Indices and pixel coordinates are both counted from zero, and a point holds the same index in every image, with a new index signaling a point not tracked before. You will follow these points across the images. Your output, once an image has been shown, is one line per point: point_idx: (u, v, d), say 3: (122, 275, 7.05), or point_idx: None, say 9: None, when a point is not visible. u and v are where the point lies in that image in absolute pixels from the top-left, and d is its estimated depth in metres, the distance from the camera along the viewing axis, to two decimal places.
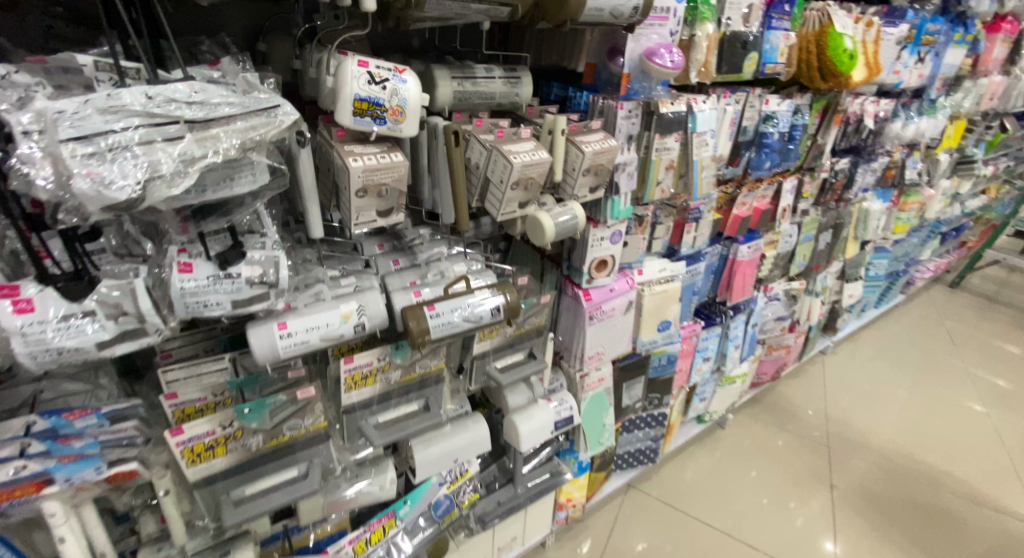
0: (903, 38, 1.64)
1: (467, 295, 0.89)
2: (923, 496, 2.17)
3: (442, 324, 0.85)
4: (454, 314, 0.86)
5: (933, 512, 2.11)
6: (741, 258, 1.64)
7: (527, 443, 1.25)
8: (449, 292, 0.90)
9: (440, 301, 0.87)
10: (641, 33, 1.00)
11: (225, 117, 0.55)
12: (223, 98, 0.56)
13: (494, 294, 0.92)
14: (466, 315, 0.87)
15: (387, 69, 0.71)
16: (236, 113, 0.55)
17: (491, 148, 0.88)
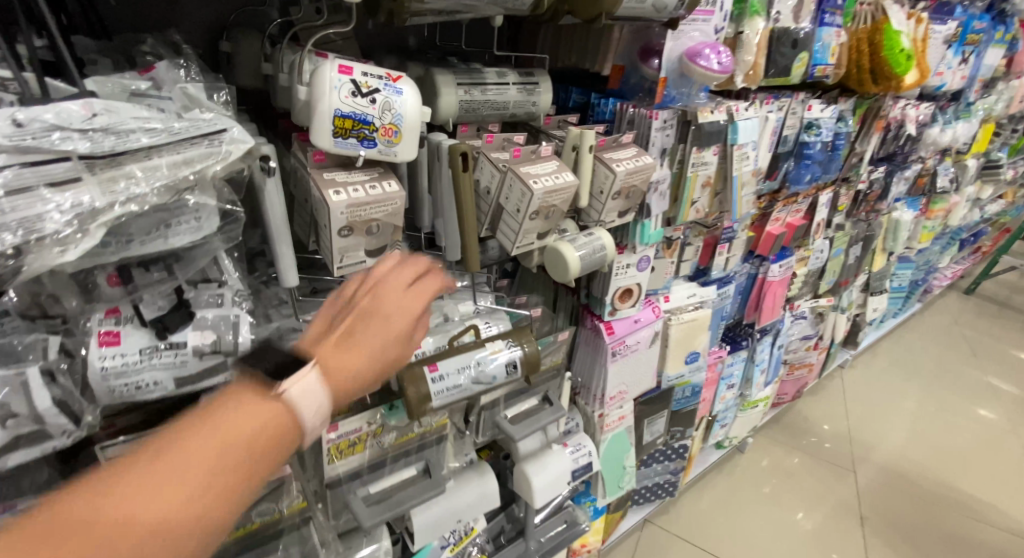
0: (949, 37, 1.49)
1: (476, 351, 0.75)
2: (947, 523, 1.98)
3: (445, 388, 0.72)
4: (460, 378, 0.73)
5: (958, 541, 1.93)
6: (773, 278, 1.50)
7: (541, 498, 1.06)
8: (455, 343, 0.76)
9: (444, 357, 0.73)
10: (681, 30, 0.86)
11: (143, 149, 0.38)
12: (142, 119, 0.40)
13: (508, 347, 0.77)
14: (475, 376, 0.74)
15: (377, 76, 0.56)
16: (160, 142, 0.39)
17: (506, 169, 0.72)
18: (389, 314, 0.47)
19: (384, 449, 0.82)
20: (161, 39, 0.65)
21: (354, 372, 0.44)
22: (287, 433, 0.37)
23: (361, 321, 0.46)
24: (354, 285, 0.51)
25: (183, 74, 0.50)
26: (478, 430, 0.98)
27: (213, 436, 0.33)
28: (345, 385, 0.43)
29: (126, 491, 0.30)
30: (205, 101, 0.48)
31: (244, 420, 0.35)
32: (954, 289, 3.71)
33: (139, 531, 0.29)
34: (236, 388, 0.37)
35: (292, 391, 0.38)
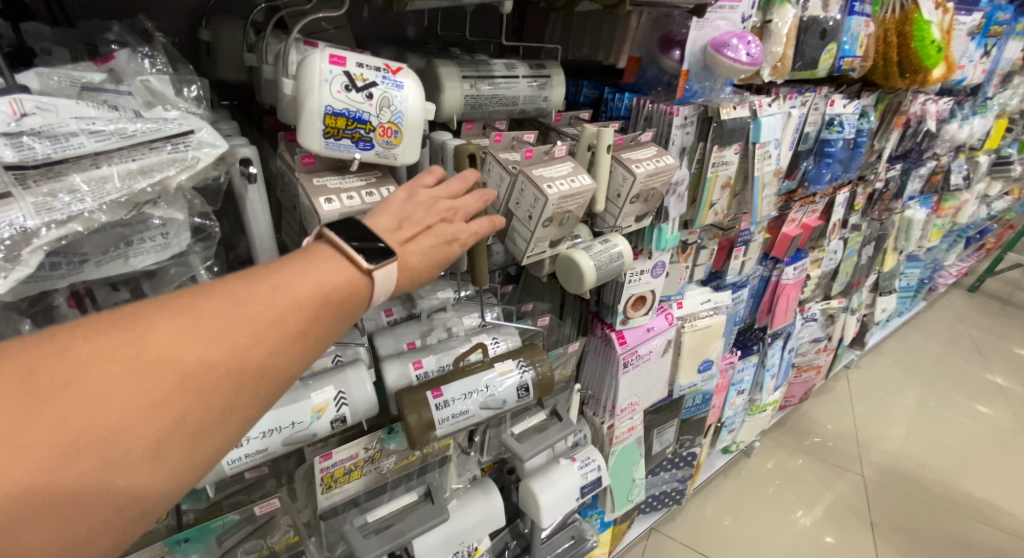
0: (972, 30, 1.43)
1: (484, 374, 0.70)
2: (954, 526, 1.87)
3: (451, 415, 0.67)
4: (468, 404, 0.68)
5: (965, 545, 1.81)
6: (787, 281, 1.44)
7: (548, 518, 0.99)
8: (461, 364, 0.71)
9: (450, 381, 0.68)
10: (706, 18, 0.79)
11: (88, 156, 0.32)
12: (85, 119, 0.33)
13: (518, 368, 0.73)
14: (483, 400, 0.70)
15: (374, 68, 0.48)
16: (108, 148, 0.33)
17: (517, 172, 0.65)
18: (449, 235, 0.51)
19: (383, 474, 0.76)
20: (131, 26, 0.57)
21: (410, 280, 0.47)
22: (358, 307, 0.42)
23: (425, 234, 0.49)
24: (417, 187, 0.51)
25: (147, 65, 0.44)
26: (483, 449, 0.93)
27: (310, 290, 0.38)
28: (407, 281, 0.47)
29: (244, 316, 0.34)
30: (172, 97, 0.42)
31: (343, 281, 0.40)
32: (959, 287, 3.66)
33: (250, 355, 0.34)
34: (325, 250, 0.41)
35: (377, 274, 0.42)
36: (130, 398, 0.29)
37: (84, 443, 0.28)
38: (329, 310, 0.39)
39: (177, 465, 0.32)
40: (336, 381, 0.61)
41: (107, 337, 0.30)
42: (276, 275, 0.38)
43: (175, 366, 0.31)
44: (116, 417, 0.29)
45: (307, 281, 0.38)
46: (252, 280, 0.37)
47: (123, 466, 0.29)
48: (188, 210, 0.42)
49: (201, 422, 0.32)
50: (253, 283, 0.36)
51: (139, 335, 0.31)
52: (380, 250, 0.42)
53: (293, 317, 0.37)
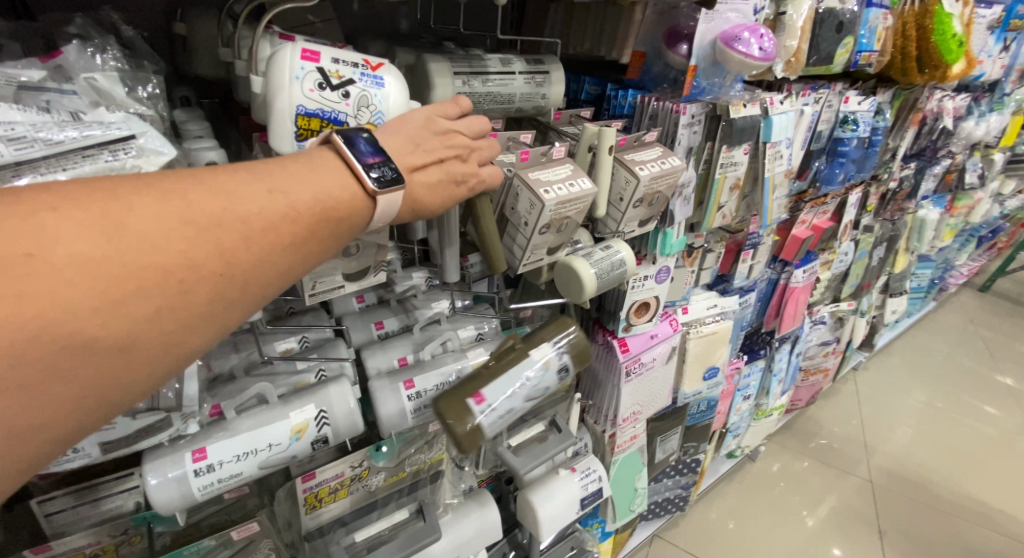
0: (992, 23, 1.38)
1: (521, 361, 0.67)
2: (959, 530, 1.82)
3: (495, 414, 0.65)
4: (511, 397, 0.65)
5: (969, 549, 1.76)
6: (796, 284, 1.39)
7: (547, 531, 0.95)
8: (497, 357, 0.67)
9: (486, 376, 0.65)
10: (716, 10, 0.74)
11: (8, 167, 0.30)
12: (4, 124, 0.31)
13: (555, 347, 0.69)
14: (528, 388, 0.66)
15: (352, 64, 0.44)
16: (31, 157, 0.31)
17: (514, 175, 0.61)
18: (463, 179, 0.49)
19: (371, 492, 0.72)
20: (98, 20, 0.54)
21: (420, 207, 0.45)
22: (356, 227, 0.41)
23: (445, 172, 0.47)
24: (438, 114, 0.47)
25: (98, 60, 0.41)
26: (478, 462, 0.90)
27: (307, 200, 0.37)
28: (415, 213, 0.45)
29: (238, 214, 0.34)
30: (120, 96, 0.39)
31: (337, 198, 0.39)
32: (969, 287, 3.58)
33: (239, 255, 0.34)
34: (334, 160, 0.40)
35: (381, 198, 0.40)
36: (103, 289, 0.28)
37: (45, 331, 0.27)
38: (325, 227, 0.38)
39: (151, 355, 0.31)
40: (318, 399, 0.57)
41: (87, 212, 0.29)
42: (277, 177, 0.36)
43: (161, 256, 0.30)
44: (80, 305, 0.27)
45: (306, 190, 0.37)
46: (253, 177, 0.36)
47: (93, 349, 0.29)
48: None
49: (181, 318, 0.32)
50: (253, 181, 0.35)
51: (115, 225, 0.29)
52: (389, 174, 0.41)
53: (286, 225, 0.36)
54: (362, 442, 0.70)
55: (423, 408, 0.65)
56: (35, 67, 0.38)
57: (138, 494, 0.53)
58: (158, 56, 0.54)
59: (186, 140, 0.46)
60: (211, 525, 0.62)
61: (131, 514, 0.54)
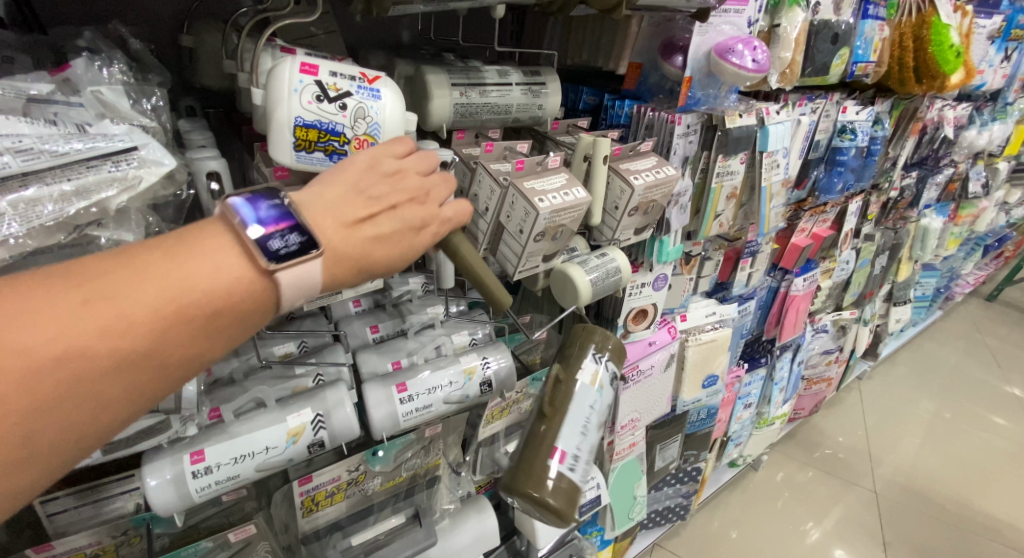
0: (992, 34, 1.39)
1: (574, 394, 0.77)
2: (963, 542, 1.81)
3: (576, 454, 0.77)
4: (582, 434, 0.72)
5: None
6: (796, 293, 1.39)
7: (544, 538, 0.94)
8: (551, 404, 0.77)
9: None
10: (710, 22, 0.76)
11: (14, 176, 0.32)
12: (11, 137, 0.32)
13: (593, 363, 0.79)
14: (589, 421, 0.74)
15: (349, 77, 0.46)
16: (37, 167, 0.32)
17: (507, 184, 0.62)
18: (421, 225, 0.45)
19: (368, 496, 0.73)
20: (106, 33, 0.55)
21: (366, 263, 0.41)
22: (254, 309, 0.36)
23: (399, 221, 0.42)
24: (385, 155, 0.44)
25: (105, 73, 0.42)
26: (475, 468, 0.91)
27: (162, 298, 0.32)
28: (354, 271, 0.41)
29: (48, 334, 0.29)
30: (124, 108, 0.41)
31: (208, 285, 0.33)
32: (976, 296, 3.56)
33: (83, 371, 0.30)
34: (221, 239, 0.35)
35: (280, 274, 0.35)
36: None
37: None
38: (211, 315, 0.34)
39: None
40: (314, 403, 0.58)
41: None
42: (129, 275, 0.31)
43: None
44: None
45: (163, 287, 0.32)
46: (98, 279, 0.31)
47: None
48: (142, 230, 0.39)
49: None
50: (95, 287, 0.30)
51: None
52: (292, 243, 0.36)
53: (142, 329, 0.31)
54: (359, 445, 0.71)
55: (415, 411, 0.65)
56: (44, 80, 0.40)
57: (139, 494, 0.54)
58: (164, 67, 0.57)
59: (189, 150, 0.48)
60: (209, 527, 0.63)
61: (130, 516, 0.55)
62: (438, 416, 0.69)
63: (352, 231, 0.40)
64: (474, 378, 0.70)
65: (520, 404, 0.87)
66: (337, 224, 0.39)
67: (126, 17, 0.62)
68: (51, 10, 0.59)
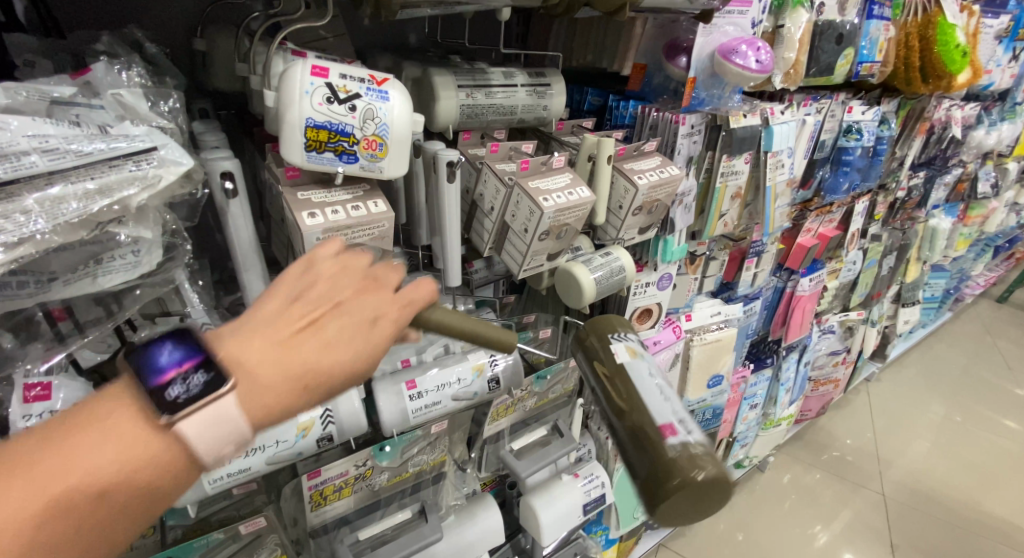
0: (1000, 33, 1.38)
1: (627, 375, 0.62)
2: (974, 546, 1.79)
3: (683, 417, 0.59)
4: (672, 406, 0.60)
5: None
6: (802, 293, 1.39)
7: (549, 536, 0.95)
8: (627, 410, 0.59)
9: (639, 422, 0.57)
10: (714, 23, 0.76)
11: (41, 175, 0.33)
12: (38, 137, 0.33)
13: (620, 340, 0.65)
14: (663, 392, 0.61)
15: (358, 79, 0.47)
16: (63, 167, 0.33)
17: (513, 184, 0.63)
18: (378, 317, 0.37)
19: (375, 491, 0.74)
20: (123, 38, 0.57)
21: (321, 378, 0.33)
22: (165, 473, 0.29)
23: (345, 315, 0.35)
24: (321, 253, 0.39)
25: (124, 77, 0.44)
26: (481, 465, 0.92)
27: (21, 496, 0.25)
28: (302, 395, 0.33)
29: None
30: (143, 111, 0.42)
31: (84, 464, 0.26)
32: (986, 297, 3.53)
33: None
34: (116, 397, 0.29)
35: (183, 424, 0.28)
36: None
37: None
38: (98, 497, 0.27)
39: None
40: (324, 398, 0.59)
41: None
42: None
43: None
44: None
45: (20, 483, 0.25)
46: None
47: None
48: (158, 227, 0.40)
49: None
50: None
51: None
52: (195, 384, 0.29)
53: None
54: (366, 441, 0.72)
55: (424, 408, 0.66)
56: (65, 83, 0.42)
57: None
58: (179, 71, 0.58)
59: (204, 151, 0.49)
60: (220, 520, 0.64)
61: None
62: (446, 412, 0.70)
63: (288, 344, 0.33)
64: (482, 375, 0.71)
65: (525, 401, 0.87)
66: (267, 342, 0.32)
67: (141, 22, 0.64)
68: (69, 15, 0.61)
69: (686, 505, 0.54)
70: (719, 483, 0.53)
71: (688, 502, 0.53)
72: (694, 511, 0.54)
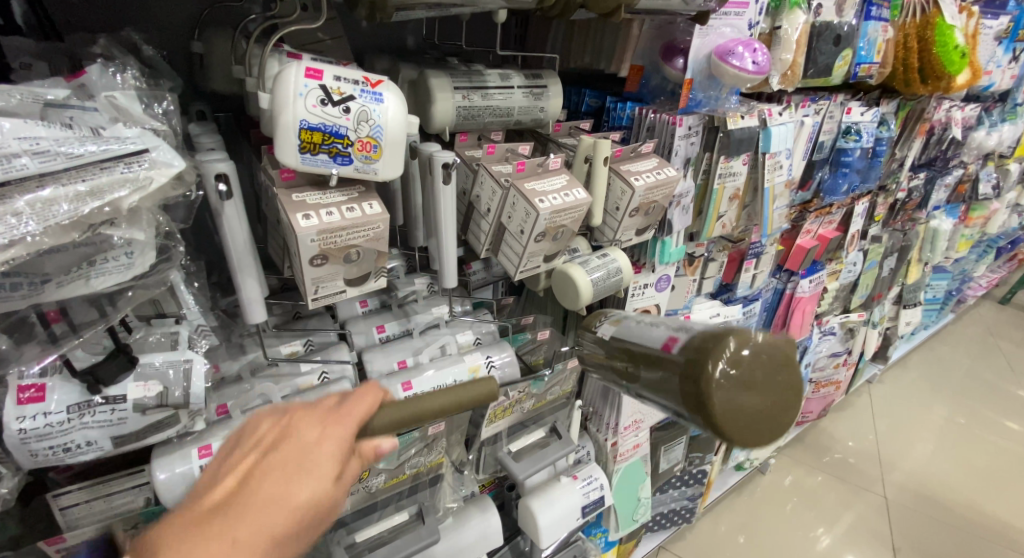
0: (999, 35, 1.38)
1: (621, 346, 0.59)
2: (978, 550, 1.78)
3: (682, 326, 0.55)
4: (663, 326, 0.56)
5: None
6: (802, 294, 1.39)
7: (547, 538, 0.94)
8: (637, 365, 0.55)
9: (653, 374, 0.52)
10: (711, 25, 0.77)
11: (32, 178, 0.33)
12: (29, 139, 0.33)
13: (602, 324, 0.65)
14: (658, 328, 0.56)
15: (352, 81, 0.47)
16: (53, 168, 0.33)
17: (509, 185, 0.63)
18: (318, 437, 0.39)
19: (371, 493, 0.74)
20: (120, 40, 0.57)
21: (271, 509, 0.35)
22: None
23: (282, 449, 0.38)
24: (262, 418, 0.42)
25: (119, 79, 0.44)
26: (479, 467, 0.92)
27: None
28: (293, 521, 0.36)
29: None
30: (137, 113, 0.42)
31: None
32: (989, 299, 3.51)
33: None
34: None
35: None
36: None
37: None
38: None
39: None
40: None
41: None
42: None
43: None
44: None
45: None
46: None
47: None
48: (151, 229, 0.41)
49: None
50: None
51: None
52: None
53: None
54: None
55: None
56: (61, 86, 0.42)
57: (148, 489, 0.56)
58: (176, 74, 0.59)
59: (199, 153, 0.49)
60: None
61: (141, 509, 0.57)
62: None
63: (243, 492, 0.35)
64: (478, 377, 0.70)
65: (523, 403, 0.87)
66: (207, 507, 0.35)
67: (139, 25, 0.64)
68: (67, 19, 0.61)
69: (743, 387, 0.45)
70: (745, 337, 0.46)
71: (743, 384, 0.45)
72: (760, 388, 0.45)
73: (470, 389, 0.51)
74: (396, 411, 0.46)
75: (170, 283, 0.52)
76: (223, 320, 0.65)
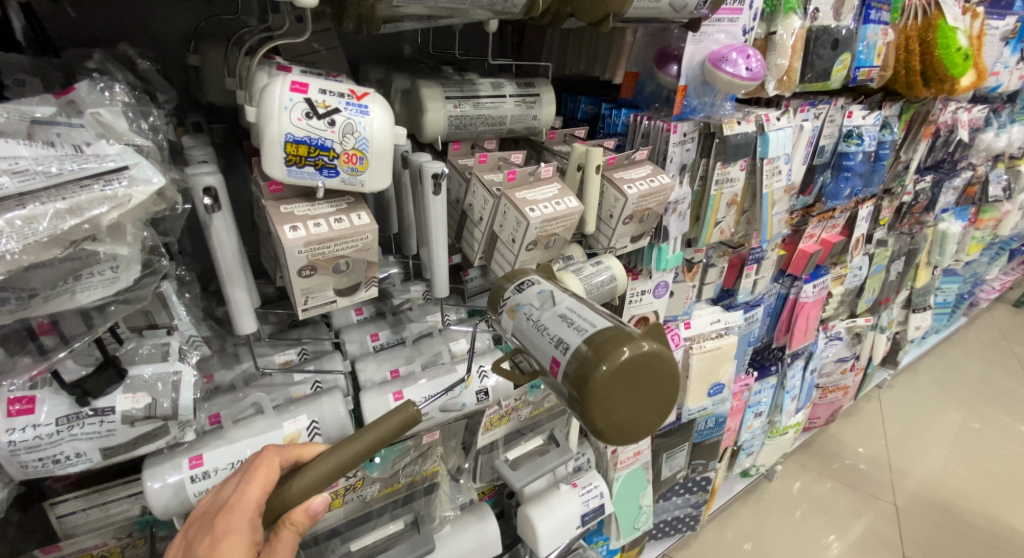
0: (1005, 35, 1.36)
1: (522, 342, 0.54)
2: None
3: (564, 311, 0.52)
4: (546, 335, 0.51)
5: None
6: (806, 299, 1.37)
7: (546, 546, 0.93)
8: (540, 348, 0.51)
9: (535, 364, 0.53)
10: (704, 33, 0.77)
11: (12, 197, 0.34)
12: (10, 159, 0.35)
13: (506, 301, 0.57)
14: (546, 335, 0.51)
15: (337, 94, 0.47)
16: (33, 188, 0.35)
17: (499, 195, 0.63)
18: (227, 504, 0.43)
19: (366, 503, 0.74)
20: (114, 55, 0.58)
21: None
22: None
23: (201, 545, 0.41)
24: None
25: (107, 95, 0.46)
26: (475, 475, 0.91)
27: None
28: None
29: None
30: (122, 130, 0.44)
31: None
32: (1003, 301, 3.42)
33: None
34: None
35: None
36: None
37: None
38: None
39: None
40: (310, 409, 0.59)
41: None
42: None
43: None
44: None
45: None
46: None
47: None
48: (136, 244, 0.41)
49: None
50: None
51: None
52: None
53: None
54: None
55: None
56: (50, 103, 0.43)
57: (142, 499, 0.56)
58: (171, 87, 0.60)
59: (188, 166, 0.50)
60: None
61: (136, 518, 0.58)
62: (436, 424, 0.70)
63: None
64: (471, 386, 0.70)
65: (520, 411, 0.87)
66: None
67: (134, 39, 0.65)
68: (63, 34, 0.62)
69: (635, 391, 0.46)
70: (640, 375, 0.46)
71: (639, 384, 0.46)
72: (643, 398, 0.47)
73: (384, 427, 0.47)
74: (324, 463, 0.46)
75: (162, 293, 0.52)
76: (217, 330, 0.66)
